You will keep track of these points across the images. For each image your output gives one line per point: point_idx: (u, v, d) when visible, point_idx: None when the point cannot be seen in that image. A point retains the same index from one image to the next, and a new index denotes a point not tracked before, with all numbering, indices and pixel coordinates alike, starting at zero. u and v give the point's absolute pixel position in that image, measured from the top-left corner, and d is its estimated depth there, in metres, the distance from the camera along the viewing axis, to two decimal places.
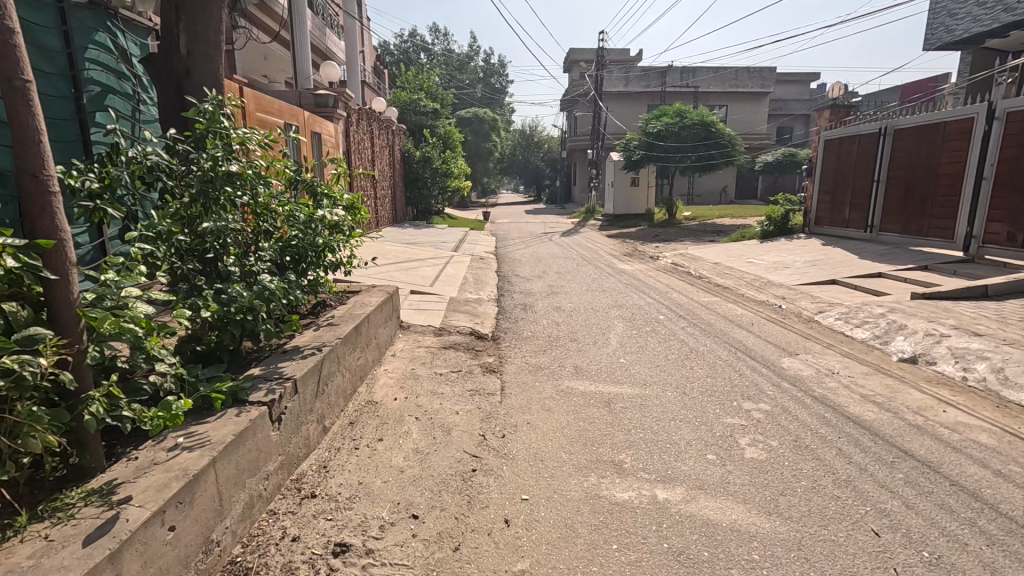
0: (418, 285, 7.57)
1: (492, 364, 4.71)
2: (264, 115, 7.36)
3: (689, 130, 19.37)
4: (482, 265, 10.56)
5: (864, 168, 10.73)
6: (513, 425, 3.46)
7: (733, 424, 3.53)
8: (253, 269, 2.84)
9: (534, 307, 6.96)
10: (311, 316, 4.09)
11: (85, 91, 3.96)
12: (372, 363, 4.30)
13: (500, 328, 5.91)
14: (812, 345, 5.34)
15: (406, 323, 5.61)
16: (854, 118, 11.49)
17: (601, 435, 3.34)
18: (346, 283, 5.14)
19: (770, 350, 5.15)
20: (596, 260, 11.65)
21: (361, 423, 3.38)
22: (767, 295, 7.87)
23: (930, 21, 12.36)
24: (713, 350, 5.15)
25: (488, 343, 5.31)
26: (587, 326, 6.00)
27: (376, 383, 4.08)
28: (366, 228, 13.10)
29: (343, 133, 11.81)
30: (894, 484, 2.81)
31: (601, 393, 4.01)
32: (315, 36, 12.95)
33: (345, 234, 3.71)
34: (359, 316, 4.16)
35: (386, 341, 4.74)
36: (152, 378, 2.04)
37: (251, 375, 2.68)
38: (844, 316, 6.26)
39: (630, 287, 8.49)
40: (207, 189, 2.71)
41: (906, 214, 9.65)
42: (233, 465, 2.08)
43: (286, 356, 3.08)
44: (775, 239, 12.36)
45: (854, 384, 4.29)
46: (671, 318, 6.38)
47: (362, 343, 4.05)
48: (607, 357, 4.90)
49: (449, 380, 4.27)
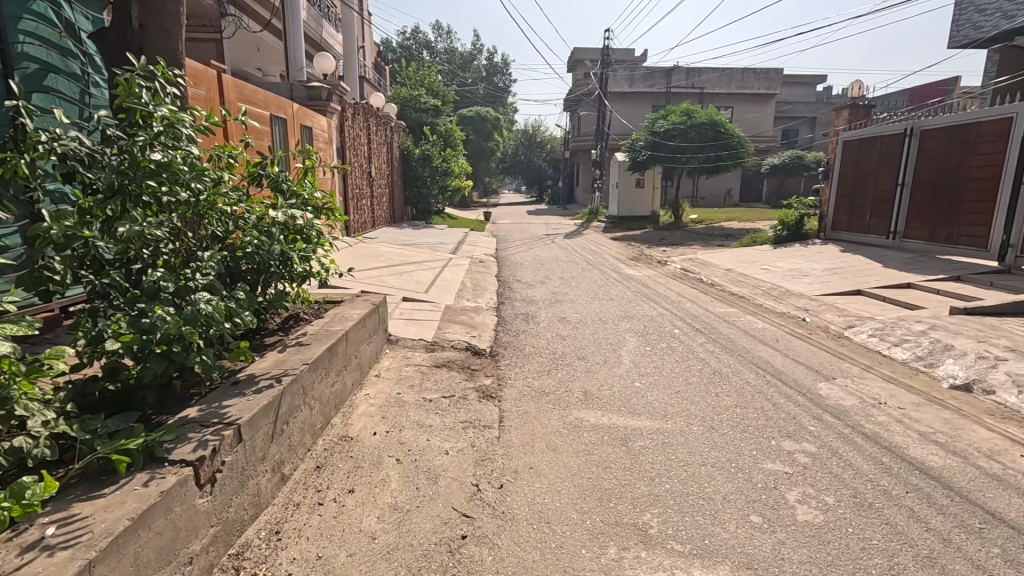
0: (411, 291, 6.99)
1: (489, 387, 4.12)
2: (245, 105, 6.79)
3: (697, 130, 18.77)
4: (481, 268, 9.99)
5: (887, 171, 10.15)
6: (513, 472, 2.88)
7: (775, 471, 2.94)
8: (191, 285, 2.27)
9: (537, 317, 6.38)
10: (280, 332, 3.53)
11: (17, 69, 3.39)
12: (351, 387, 3.73)
13: (499, 342, 5.34)
14: (849, 367, 4.76)
15: (395, 337, 5.04)
16: (875, 118, 10.90)
17: (618, 486, 2.76)
18: (326, 293, 4.58)
19: (803, 373, 4.57)
20: (601, 265, 11.07)
21: (329, 469, 2.81)
22: (788, 306, 7.29)
23: (955, 18, 11.79)
24: (738, 372, 4.57)
25: (485, 361, 4.74)
26: (596, 341, 5.41)
27: (353, 412, 3.50)
28: (360, 228, 12.51)
29: (338, 128, 11.24)
30: (991, 564, 2.23)
31: (615, 428, 3.43)
32: (310, 26, 12.39)
33: (314, 240, 3.11)
34: (337, 332, 3.60)
35: (369, 360, 4.16)
36: (11, 448, 1.52)
37: (180, 424, 2.10)
38: (879, 333, 5.68)
39: (640, 295, 7.92)
40: (126, 185, 2.12)
41: (933, 220, 9.08)
42: (125, 565, 1.51)
43: (235, 389, 2.51)
44: (789, 245, 11.77)
45: (907, 418, 3.71)
46: (687, 333, 5.81)
47: (339, 365, 3.50)
48: (620, 380, 4.33)
49: (438, 408, 3.69)
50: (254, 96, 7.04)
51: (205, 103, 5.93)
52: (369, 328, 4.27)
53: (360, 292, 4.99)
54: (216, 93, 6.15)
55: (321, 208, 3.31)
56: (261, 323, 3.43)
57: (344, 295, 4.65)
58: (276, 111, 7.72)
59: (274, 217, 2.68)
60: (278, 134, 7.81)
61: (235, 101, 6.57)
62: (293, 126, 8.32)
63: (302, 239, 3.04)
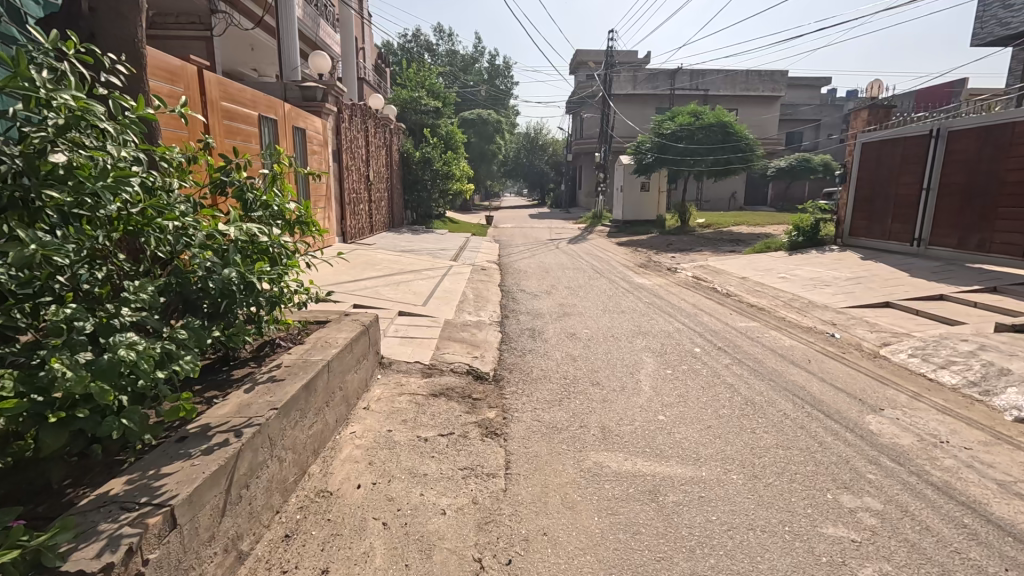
0: (407, 303, 6.50)
1: (493, 422, 3.62)
2: (230, 105, 6.33)
3: (705, 132, 18.29)
4: (483, 277, 9.50)
5: (909, 174, 9.66)
6: (524, 541, 2.38)
7: (839, 539, 2.43)
8: (118, 321, 1.78)
9: (544, 333, 5.88)
10: (252, 364, 3.05)
11: None
12: (334, 426, 3.24)
13: (504, 364, 4.84)
14: (895, 395, 4.25)
15: (388, 359, 4.54)
16: (895, 119, 10.42)
17: (653, 562, 2.26)
18: (308, 314, 4.09)
19: (846, 403, 4.06)
20: (609, 273, 10.58)
21: (301, 538, 2.31)
22: (813, 320, 6.79)
23: (979, 15, 11.29)
24: (773, 401, 4.06)
25: (488, 388, 4.24)
26: (610, 363, 4.91)
27: (335, 457, 3.00)
28: (357, 234, 12.04)
29: (335, 130, 10.79)
30: None
31: (641, 478, 2.93)
32: (306, 25, 11.95)
33: (284, 261, 2.64)
34: (317, 362, 3.11)
35: (356, 390, 3.66)
36: None
37: (91, 514, 1.60)
38: (921, 353, 5.17)
39: (652, 307, 7.43)
40: (25, 195, 1.63)
41: (963, 226, 8.59)
42: None
43: (178, 449, 2.02)
44: (805, 252, 11.26)
45: (979, 462, 3.19)
46: (710, 352, 5.31)
47: (319, 403, 3.01)
48: (641, 412, 3.82)
49: (435, 450, 3.19)
50: (240, 95, 6.56)
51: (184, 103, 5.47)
52: (358, 353, 3.79)
53: (349, 309, 4.51)
54: (196, 91, 5.68)
55: (295, 222, 2.85)
56: (229, 353, 2.96)
57: (330, 315, 4.16)
58: (266, 112, 7.24)
59: (235, 234, 2.20)
60: (267, 136, 7.35)
61: (218, 99, 6.09)
62: (284, 128, 7.86)
63: (271, 259, 2.57)
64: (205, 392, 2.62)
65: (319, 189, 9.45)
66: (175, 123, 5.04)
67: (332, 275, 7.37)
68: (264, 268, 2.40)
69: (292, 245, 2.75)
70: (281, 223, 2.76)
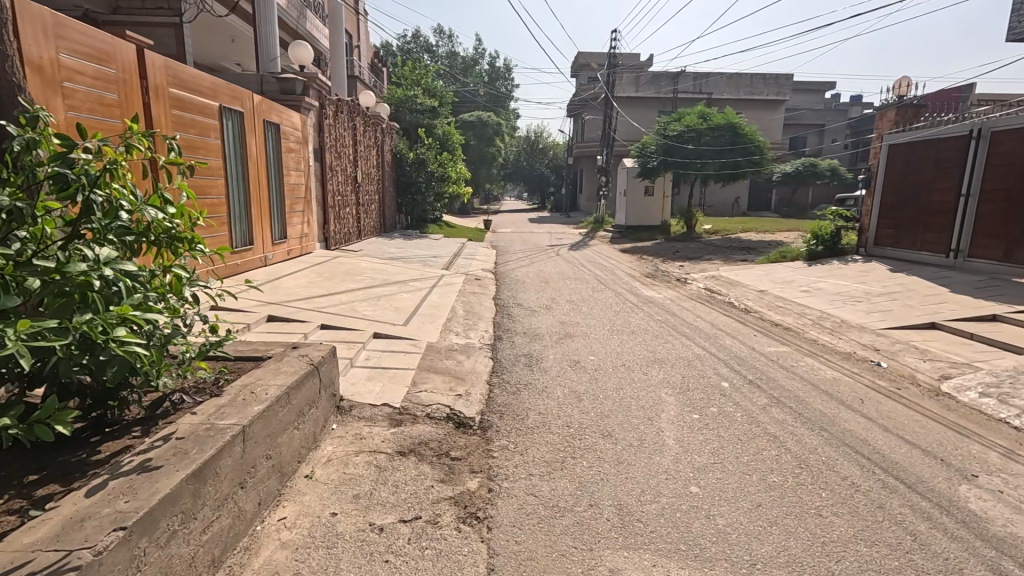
0: (385, 323, 5.64)
1: (475, 498, 2.73)
2: (179, 92, 5.47)
3: (714, 133, 17.49)
4: (477, 289, 8.64)
5: (945, 179, 8.84)
6: None
7: None
8: None
9: (542, 361, 5.00)
10: (135, 434, 2.20)
11: None
12: (255, 513, 2.37)
13: (494, 404, 3.97)
14: (983, 452, 3.40)
15: (348, 399, 3.67)
16: (927, 119, 9.61)
17: None
18: (241, 352, 3.23)
19: (926, 466, 3.19)
20: (614, 284, 9.72)
21: None
22: (851, 344, 5.94)
23: (1016, 10, 10.48)
24: (833, 463, 3.19)
25: (472, 441, 3.38)
26: (622, 403, 4.05)
27: (245, 569, 2.12)
28: (342, 240, 11.19)
29: (317, 126, 9.94)
30: None
31: None
32: (290, 15, 11.13)
33: (131, 305, 1.82)
34: (227, 427, 2.25)
35: (294, 455, 2.79)
36: None
37: None
38: (996, 394, 4.31)
39: (665, 326, 6.57)
40: None
41: (1008, 237, 7.75)
42: None
43: None
44: (826, 262, 10.41)
45: None
46: (740, 389, 4.44)
47: (229, 488, 2.15)
48: (669, 480, 2.95)
49: (390, 550, 2.30)
50: (195, 83, 5.75)
51: (117, 86, 4.60)
52: (301, 402, 2.93)
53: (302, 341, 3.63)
54: (136, 74, 4.84)
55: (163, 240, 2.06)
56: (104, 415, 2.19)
57: (271, 351, 3.30)
58: (229, 103, 6.41)
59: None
60: (231, 130, 6.51)
61: (166, 86, 5.27)
62: (253, 122, 7.04)
63: (112, 297, 1.79)
64: (36, 493, 1.76)
65: (295, 190, 8.63)
66: (82, 101, 4.18)
67: (303, 289, 6.49)
68: (84, 316, 1.62)
69: (145, 279, 1.94)
70: (139, 242, 1.99)
